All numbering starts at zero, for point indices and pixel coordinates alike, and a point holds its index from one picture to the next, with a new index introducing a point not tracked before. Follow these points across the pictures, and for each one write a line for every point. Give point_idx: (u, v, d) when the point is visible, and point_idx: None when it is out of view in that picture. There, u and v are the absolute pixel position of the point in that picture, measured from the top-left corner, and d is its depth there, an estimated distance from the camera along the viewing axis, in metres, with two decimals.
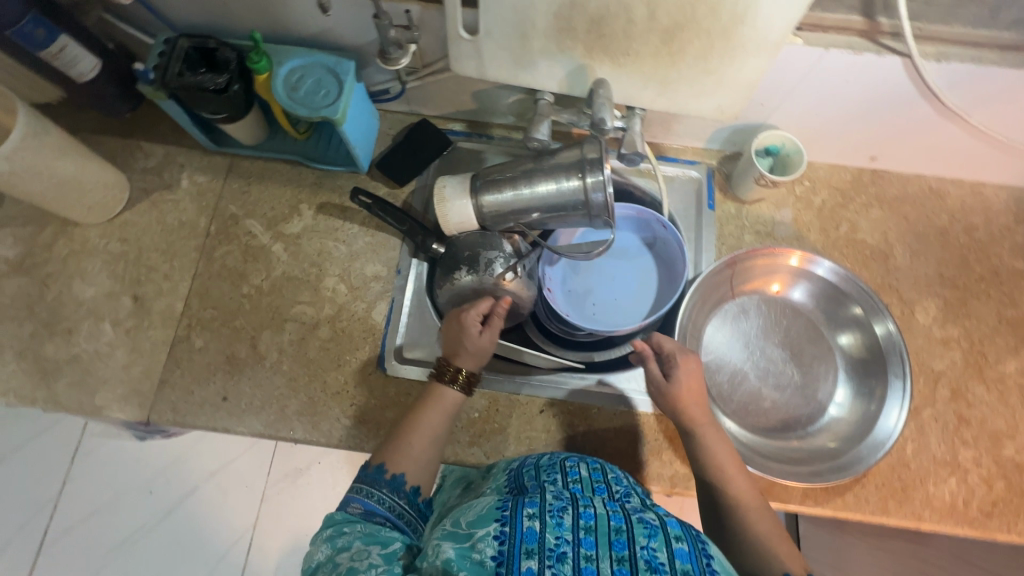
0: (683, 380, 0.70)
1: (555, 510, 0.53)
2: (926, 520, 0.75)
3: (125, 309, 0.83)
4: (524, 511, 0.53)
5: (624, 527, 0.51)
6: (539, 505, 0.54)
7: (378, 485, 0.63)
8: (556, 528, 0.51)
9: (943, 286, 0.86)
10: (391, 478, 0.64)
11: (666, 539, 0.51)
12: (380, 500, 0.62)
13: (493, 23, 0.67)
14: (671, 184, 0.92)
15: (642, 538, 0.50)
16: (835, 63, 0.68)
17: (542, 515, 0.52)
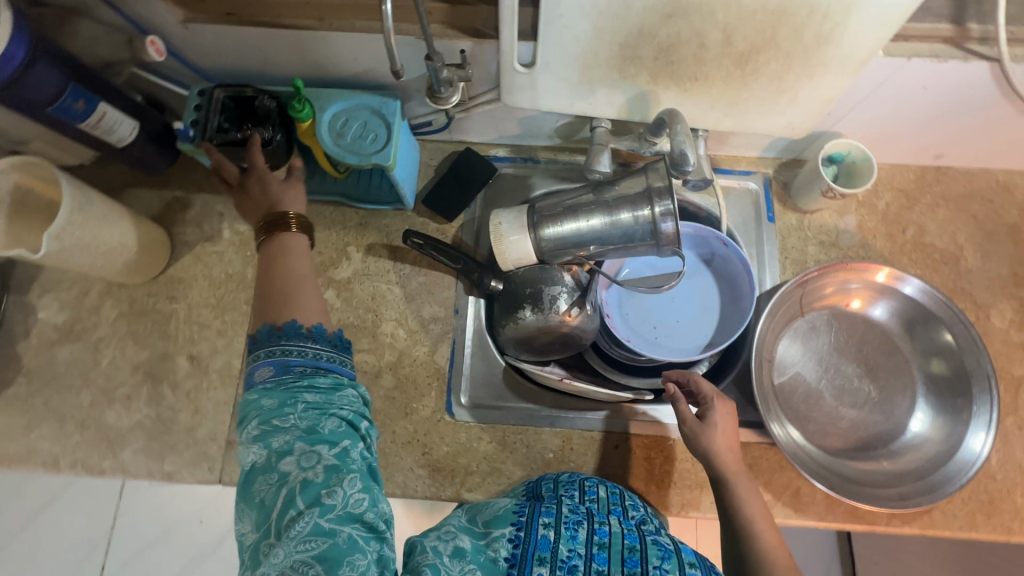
0: (717, 425, 0.67)
1: (572, 522, 0.56)
2: (1016, 533, 0.74)
3: (182, 370, 0.81)
4: (540, 520, 0.56)
5: (638, 547, 0.55)
6: (555, 514, 0.57)
7: (296, 341, 0.57)
8: (571, 540, 0.54)
9: (1018, 286, 0.83)
10: (308, 330, 0.58)
11: (679, 563, 0.55)
12: (291, 352, 0.56)
13: (551, 55, 0.63)
14: (728, 196, 0.88)
15: (655, 559, 0.54)
16: (917, 71, 0.64)
17: (558, 525, 0.55)
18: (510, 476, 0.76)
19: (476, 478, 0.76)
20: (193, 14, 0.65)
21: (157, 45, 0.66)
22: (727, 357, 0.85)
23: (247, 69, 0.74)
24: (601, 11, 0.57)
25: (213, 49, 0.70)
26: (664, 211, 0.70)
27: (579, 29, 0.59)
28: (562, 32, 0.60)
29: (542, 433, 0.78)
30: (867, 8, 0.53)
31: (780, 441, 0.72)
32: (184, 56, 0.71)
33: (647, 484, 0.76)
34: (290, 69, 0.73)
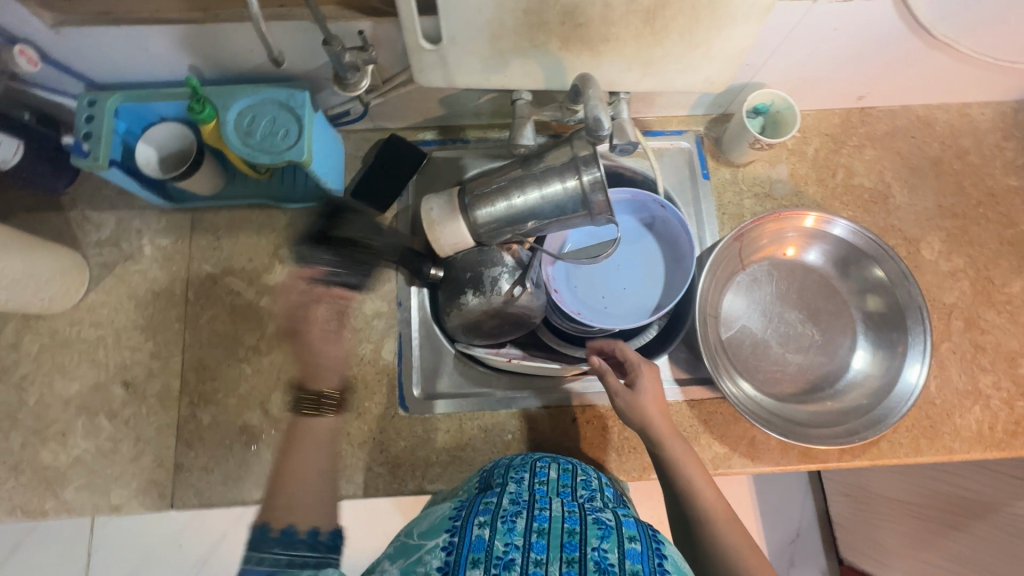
0: (644, 389, 0.68)
1: (510, 514, 0.53)
2: (957, 452, 0.77)
3: (118, 399, 0.77)
4: (476, 519, 0.53)
5: (578, 530, 0.52)
6: (493, 511, 0.54)
7: (287, 546, 0.57)
8: (507, 534, 0.51)
9: (944, 217, 0.85)
10: (278, 534, 0.57)
11: (619, 540, 0.52)
12: (281, 558, 0.56)
13: (456, 28, 0.61)
14: (662, 158, 0.87)
15: (594, 540, 0.51)
16: (825, 13, 0.64)
17: (494, 522, 0.52)
18: (472, 461, 0.76)
19: (438, 469, 0.75)
20: (65, 17, 0.61)
21: (29, 54, 0.62)
22: (676, 319, 0.86)
23: (140, 71, 0.69)
24: None
25: (97, 54, 0.66)
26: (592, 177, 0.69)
27: None
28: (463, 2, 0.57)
29: (499, 415, 0.77)
30: None
31: (731, 395, 0.72)
32: (65, 62, 0.66)
33: (608, 452, 0.77)
34: (187, 67, 0.69)
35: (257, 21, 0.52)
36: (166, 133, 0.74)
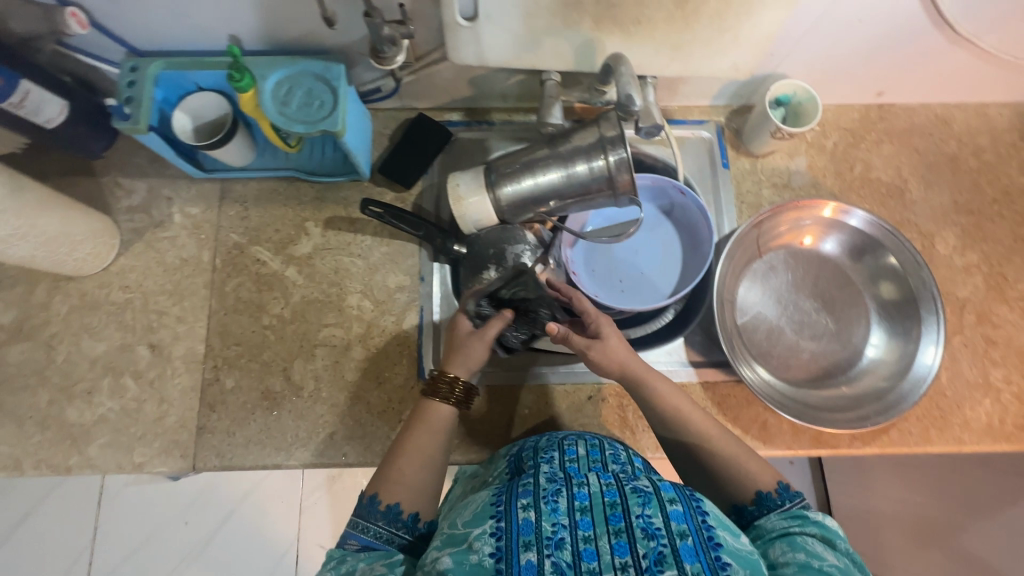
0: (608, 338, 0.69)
1: (550, 493, 0.53)
2: (967, 442, 0.78)
3: (144, 360, 0.79)
4: (519, 503, 0.53)
5: (618, 501, 0.52)
6: (533, 493, 0.54)
7: (372, 518, 0.60)
8: (552, 514, 0.51)
9: (959, 214, 0.87)
10: (384, 509, 0.61)
11: (661, 505, 0.51)
12: (369, 529, 0.60)
13: (493, 5, 0.62)
14: (683, 146, 0.89)
15: (637, 508, 0.51)
16: (851, 3, 0.66)
17: (537, 504, 0.52)
18: (488, 434, 0.77)
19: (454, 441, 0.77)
20: None
21: (79, 18, 0.64)
22: (692, 304, 0.87)
23: (180, 39, 0.71)
24: None
25: (142, 20, 0.68)
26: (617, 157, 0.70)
27: None
28: None
29: (516, 390, 0.79)
30: None
31: (748, 379, 0.74)
32: (110, 28, 0.68)
33: (622, 430, 0.78)
34: (226, 36, 0.71)
35: None
36: (203, 99, 0.75)
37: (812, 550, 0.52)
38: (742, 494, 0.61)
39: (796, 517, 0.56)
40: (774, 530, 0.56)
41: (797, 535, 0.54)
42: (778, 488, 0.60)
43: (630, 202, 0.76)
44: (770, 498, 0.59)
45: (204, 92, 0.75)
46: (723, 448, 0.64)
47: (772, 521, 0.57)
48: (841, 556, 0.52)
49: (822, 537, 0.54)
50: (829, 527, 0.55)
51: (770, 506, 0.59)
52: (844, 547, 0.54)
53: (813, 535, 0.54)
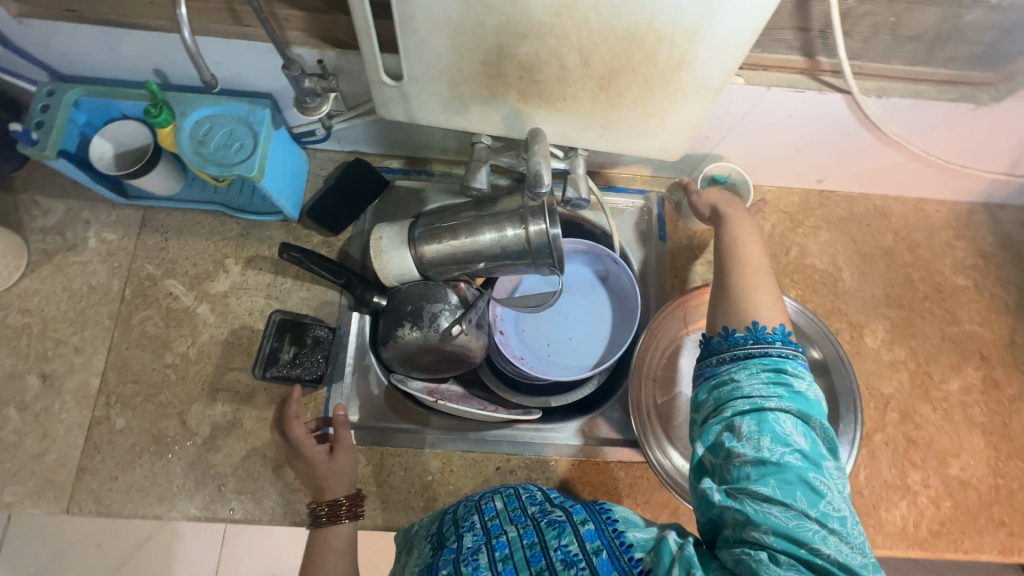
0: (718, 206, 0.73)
1: (471, 554, 0.51)
2: (879, 546, 0.76)
3: (32, 391, 0.74)
4: (441, 573, 0.51)
5: (536, 539, 0.51)
6: (455, 557, 0.52)
7: None
8: (475, 573, 0.49)
9: (890, 307, 0.86)
10: None
11: (575, 528, 0.51)
12: None
13: (415, 69, 0.61)
14: (621, 217, 0.88)
15: (554, 541, 0.50)
16: (778, 99, 0.66)
17: (459, 567, 0.50)
18: (387, 499, 0.74)
19: None
20: (28, 8, 0.61)
21: None
22: (616, 376, 0.85)
23: (103, 67, 0.69)
24: (456, 25, 0.55)
25: (56, 45, 0.65)
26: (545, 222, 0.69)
27: (438, 44, 0.58)
28: (421, 48, 0.58)
29: (421, 454, 0.76)
30: (708, 39, 0.54)
31: (656, 462, 0.74)
32: (26, 50, 0.66)
33: None
34: (150, 69, 0.69)
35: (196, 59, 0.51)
36: (124, 130, 0.74)
37: (781, 434, 0.47)
38: (734, 321, 0.56)
39: (779, 386, 0.49)
40: (744, 403, 0.49)
41: (770, 412, 0.48)
42: (775, 325, 0.54)
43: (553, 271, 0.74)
44: (760, 338, 0.53)
45: (128, 120, 0.73)
46: (749, 274, 0.61)
47: (746, 386, 0.50)
48: (809, 433, 0.47)
49: (797, 414, 0.48)
50: (807, 401, 0.49)
51: (759, 339, 0.53)
52: (820, 421, 0.48)
53: (788, 413, 0.48)
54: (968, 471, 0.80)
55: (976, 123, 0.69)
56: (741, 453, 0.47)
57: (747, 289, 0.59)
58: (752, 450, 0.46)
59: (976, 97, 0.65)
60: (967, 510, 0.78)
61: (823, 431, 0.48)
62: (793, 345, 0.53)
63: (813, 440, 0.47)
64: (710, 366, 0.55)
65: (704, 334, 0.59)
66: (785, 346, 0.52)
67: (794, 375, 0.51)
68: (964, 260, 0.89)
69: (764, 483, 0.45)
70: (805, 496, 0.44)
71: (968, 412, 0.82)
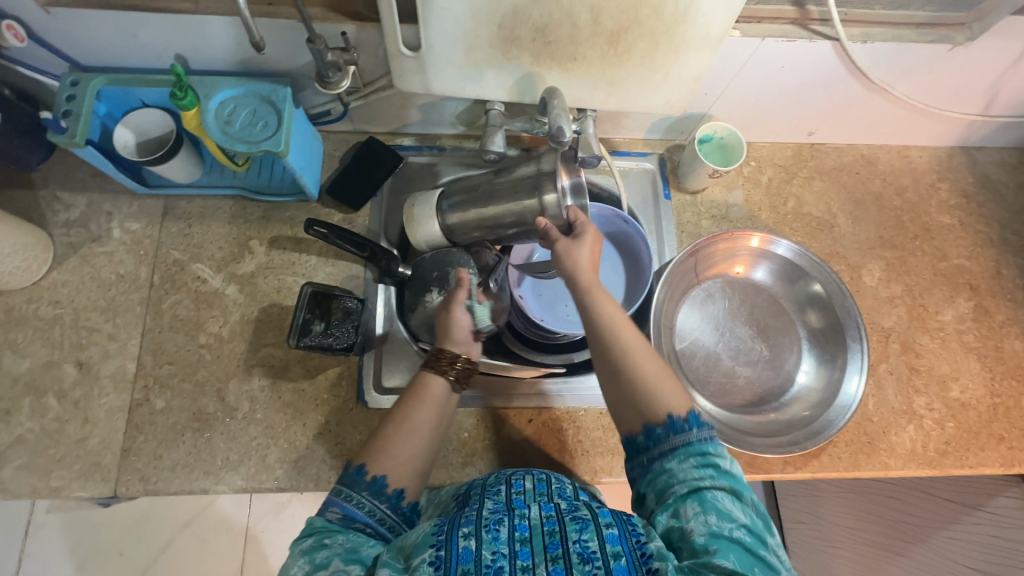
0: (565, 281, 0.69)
1: (493, 523, 0.52)
2: (892, 467, 0.81)
3: (69, 379, 0.76)
4: (460, 531, 0.52)
5: (557, 529, 0.51)
6: (476, 521, 0.53)
7: (357, 487, 0.58)
8: (493, 543, 0.50)
9: (884, 247, 0.92)
10: (370, 479, 0.58)
11: (598, 529, 0.51)
12: (360, 505, 0.57)
13: (434, 37, 0.64)
14: (627, 177, 0.92)
15: (574, 534, 0.51)
16: (772, 50, 0.71)
17: (479, 531, 0.51)
18: None
19: None
20: None
21: (16, 30, 0.65)
22: None
23: (124, 55, 0.71)
24: None
25: (80, 36, 0.68)
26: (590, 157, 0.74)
27: (457, 10, 0.61)
28: (442, 13, 0.62)
29: (456, 414, 0.79)
30: None
31: None
32: (48, 42, 0.68)
33: (562, 454, 0.78)
34: (171, 54, 0.71)
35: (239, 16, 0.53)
36: (145, 119, 0.75)
37: (724, 511, 0.51)
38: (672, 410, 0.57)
39: (708, 467, 0.54)
40: (682, 488, 0.54)
41: (707, 490, 0.53)
42: (688, 413, 0.58)
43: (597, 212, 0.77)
44: (680, 429, 0.56)
45: (149, 108, 0.75)
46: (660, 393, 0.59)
47: (677, 470, 0.55)
48: (745, 507, 0.53)
49: (730, 489, 0.53)
50: (735, 476, 0.55)
51: (679, 439, 0.56)
52: (749, 497, 0.54)
53: (721, 488, 0.53)
54: (967, 392, 0.85)
55: (951, 64, 0.75)
56: (693, 530, 0.51)
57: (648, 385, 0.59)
58: (701, 525, 0.50)
59: (952, 37, 0.71)
60: (969, 428, 0.83)
61: (755, 504, 0.54)
62: (707, 425, 0.58)
63: (751, 515, 0.52)
64: (641, 462, 0.58)
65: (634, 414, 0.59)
66: (701, 429, 0.57)
67: (719, 454, 0.56)
68: (948, 200, 0.95)
69: (727, 559, 0.47)
70: (742, 550, 0.49)
71: (963, 339, 0.88)
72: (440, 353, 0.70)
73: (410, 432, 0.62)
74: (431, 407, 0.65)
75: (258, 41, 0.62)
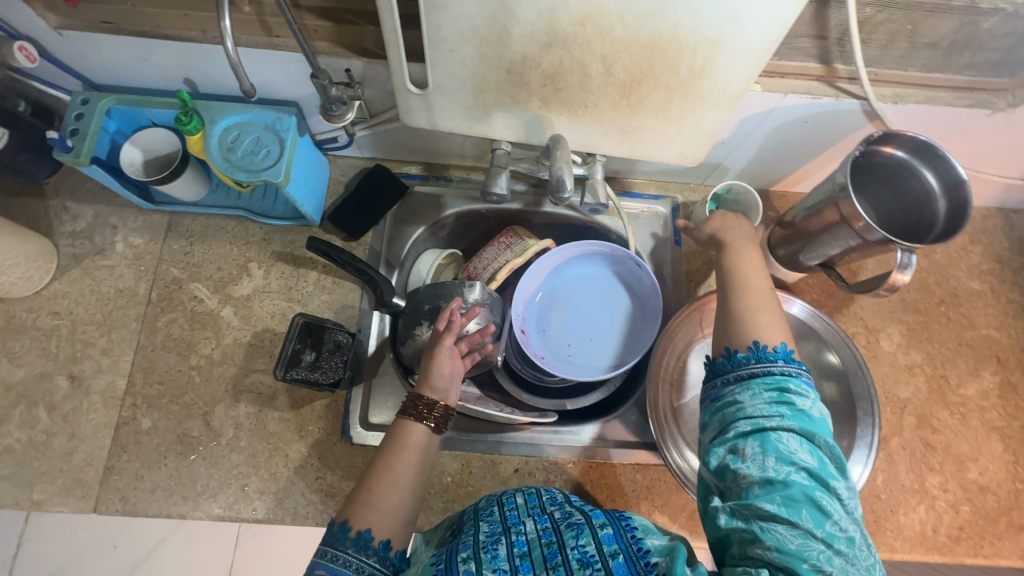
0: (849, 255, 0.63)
1: (490, 542, 0.52)
2: (898, 550, 0.76)
3: (61, 391, 0.76)
4: (458, 557, 0.51)
5: (554, 539, 0.51)
6: (473, 545, 0.52)
7: (342, 546, 0.52)
8: (493, 560, 0.49)
9: (906, 311, 0.87)
10: (355, 535, 0.53)
11: (593, 531, 0.51)
12: (350, 565, 0.52)
13: (440, 77, 0.63)
14: (636, 220, 0.89)
15: (571, 540, 0.50)
16: (794, 106, 0.67)
17: (477, 554, 0.50)
18: None
19: None
20: (66, 20, 0.63)
21: (27, 51, 0.64)
22: (630, 380, 0.87)
23: (134, 76, 0.71)
24: (482, 36, 0.57)
25: (94, 58, 0.68)
26: (909, 247, 0.61)
27: (464, 53, 0.59)
28: (449, 56, 0.60)
29: (441, 457, 0.76)
30: (729, 47, 0.55)
31: (673, 464, 0.73)
32: (61, 61, 0.69)
33: None
34: (180, 78, 0.71)
35: (234, 61, 0.52)
36: (152, 140, 0.75)
37: (784, 453, 0.46)
38: (736, 341, 0.55)
39: (780, 404, 0.48)
40: (746, 424, 0.48)
41: (771, 432, 0.47)
42: (775, 344, 0.53)
43: (923, 240, 0.66)
44: (761, 356, 0.52)
45: (157, 128, 0.75)
46: (747, 299, 0.58)
47: (750, 410, 0.49)
48: (815, 451, 0.46)
49: (800, 433, 0.47)
50: (811, 418, 0.48)
51: (761, 357, 0.52)
52: (824, 441, 0.47)
53: (789, 431, 0.47)
54: (986, 475, 0.80)
55: (991, 128, 0.70)
56: (747, 475, 0.46)
57: (751, 316, 0.56)
58: (758, 470, 0.45)
59: (992, 103, 0.66)
60: (986, 514, 0.78)
61: (829, 449, 0.47)
62: (797, 362, 0.52)
63: (820, 458, 0.46)
64: (713, 391, 0.54)
65: (710, 356, 0.56)
66: (787, 363, 0.51)
67: (799, 393, 0.49)
68: (979, 265, 0.89)
69: (770, 501, 0.44)
70: (811, 515, 0.43)
71: (986, 417, 0.82)
72: (413, 401, 0.62)
73: (394, 482, 0.56)
74: (412, 456, 0.59)
75: (248, 86, 0.57)
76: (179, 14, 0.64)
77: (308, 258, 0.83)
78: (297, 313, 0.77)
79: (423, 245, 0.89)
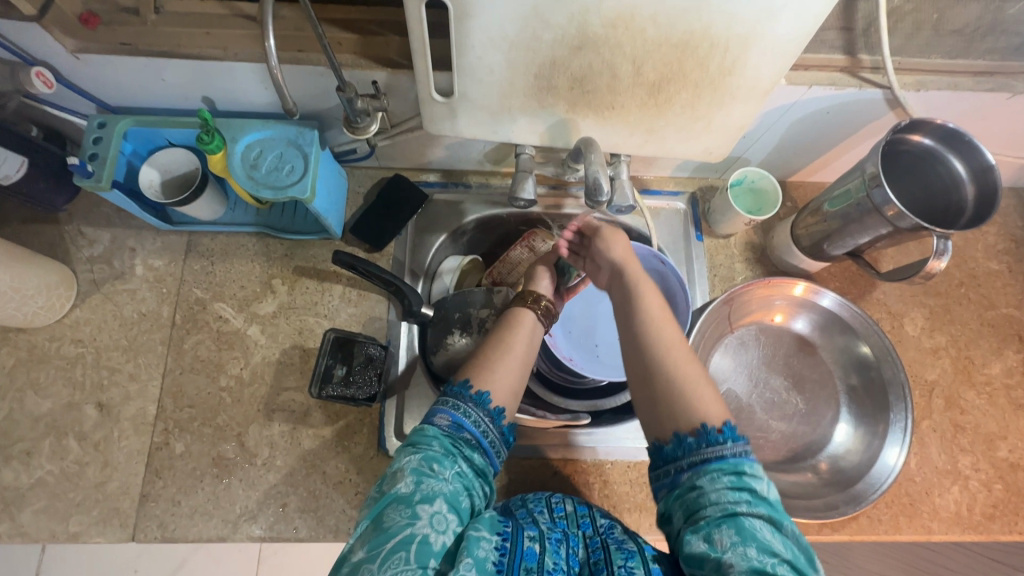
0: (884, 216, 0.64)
1: (554, 537, 0.54)
2: (935, 532, 0.77)
3: (90, 420, 0.75)
4: (525, 532, 0.54)
5: (603, 557, 0.53)
6: (539, 529, 0.55)
7: (464, 399, 0.56)
8: (555, 554, 0.52)
9: (927, 295, 0.87)
10: (476, 393, 0.56)
11: (644, 560, 0.52)
12: (466, 414, 0.55)
13: (468, 84, 0.62)
14: (658, 217, 0.89)
15: (620, 561, 0.52)
16: (818, 97, 0.67)
17: (544, 539, 0.53)
18: None
19: None
20: (83, 43, 0.62)
21: (44, 77, 0.62)
22: None
23: (152, 97, 0.70)
24: (512, 42, 0.57)
25: (108, 80, 0.67)
26: (943, 233, 0.62)
27: (493, 60, 0.59)
28: (478, 65, 0.59)
29: None
30: (761, 42, 0.55)
31: None
32: (76, 84, 0.67)
33: None
34: (198, 96, 0.70)
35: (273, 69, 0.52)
36: (171, 160, 0.74)
37: (764, 542, 0.46)
38: (662, 395, 0.54)
39: (744, 490, 0.49)
40: (714, 511, 0.48)
41: (745, 518, 0.47)
42: (722, 425, 0.52)
43: (952, 226, 0.68)
44: (713, 440, 0.51)
45: (174, 147, 0.74)
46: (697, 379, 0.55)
47: (714, 491, 0.49)
48: (784, 538, 0.48)
49: (768, 518, 0.48)
50: (773, 502, 0.50)
51: (709, 441, 0.51)
52: (788, 525, 0.49)
53: (759, 517, 0.48)
54: (1017, 452, 0.81)
55: (1010, 111, 0.71)
56: (734, 566, 0.45)
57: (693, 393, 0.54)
58: (743, 562, 0.45)
59: (1012, 86, 0.67)
60: (1018, 491, 0.79)
61: (795, 535, 0.49)
62: (742, 439, 0.52)
63: (790, 545, 0.47)
64: (666, 471, 0.53)
65: (651, 437, 0.55)
66: (736, 444, 0.51)
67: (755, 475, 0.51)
68: (996, 245, 0.90)
69: None
70: None
71: (1012, 395, 0.84)
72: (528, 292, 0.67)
73: (505, 351, 0.60)
74: (524, 334, 0.62)
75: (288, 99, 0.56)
76: (199, 33, 0.63)
77: (331, 271, 0.82)
78: (328, 329, 0.77)
79: (444, 252, 0.89)
